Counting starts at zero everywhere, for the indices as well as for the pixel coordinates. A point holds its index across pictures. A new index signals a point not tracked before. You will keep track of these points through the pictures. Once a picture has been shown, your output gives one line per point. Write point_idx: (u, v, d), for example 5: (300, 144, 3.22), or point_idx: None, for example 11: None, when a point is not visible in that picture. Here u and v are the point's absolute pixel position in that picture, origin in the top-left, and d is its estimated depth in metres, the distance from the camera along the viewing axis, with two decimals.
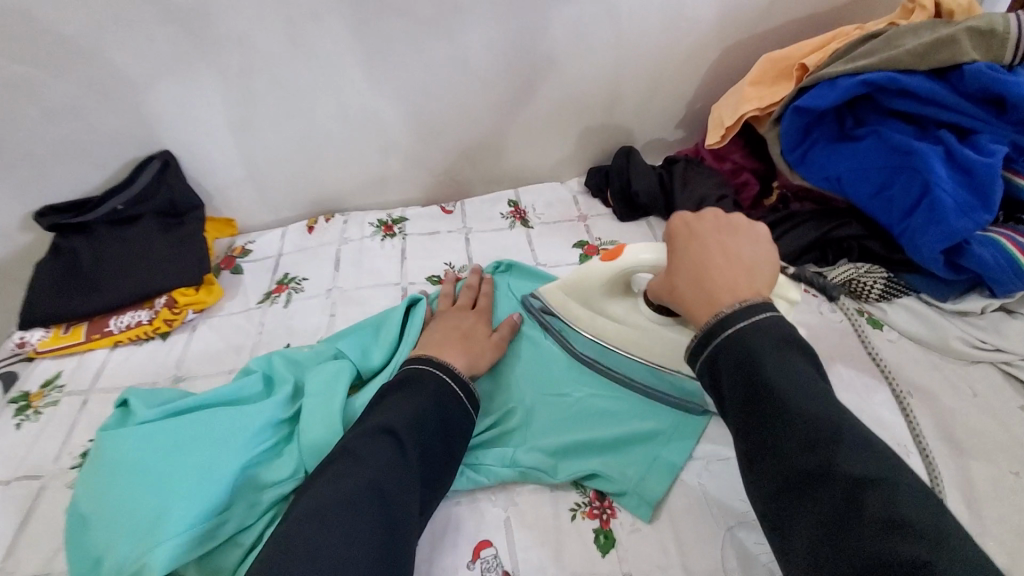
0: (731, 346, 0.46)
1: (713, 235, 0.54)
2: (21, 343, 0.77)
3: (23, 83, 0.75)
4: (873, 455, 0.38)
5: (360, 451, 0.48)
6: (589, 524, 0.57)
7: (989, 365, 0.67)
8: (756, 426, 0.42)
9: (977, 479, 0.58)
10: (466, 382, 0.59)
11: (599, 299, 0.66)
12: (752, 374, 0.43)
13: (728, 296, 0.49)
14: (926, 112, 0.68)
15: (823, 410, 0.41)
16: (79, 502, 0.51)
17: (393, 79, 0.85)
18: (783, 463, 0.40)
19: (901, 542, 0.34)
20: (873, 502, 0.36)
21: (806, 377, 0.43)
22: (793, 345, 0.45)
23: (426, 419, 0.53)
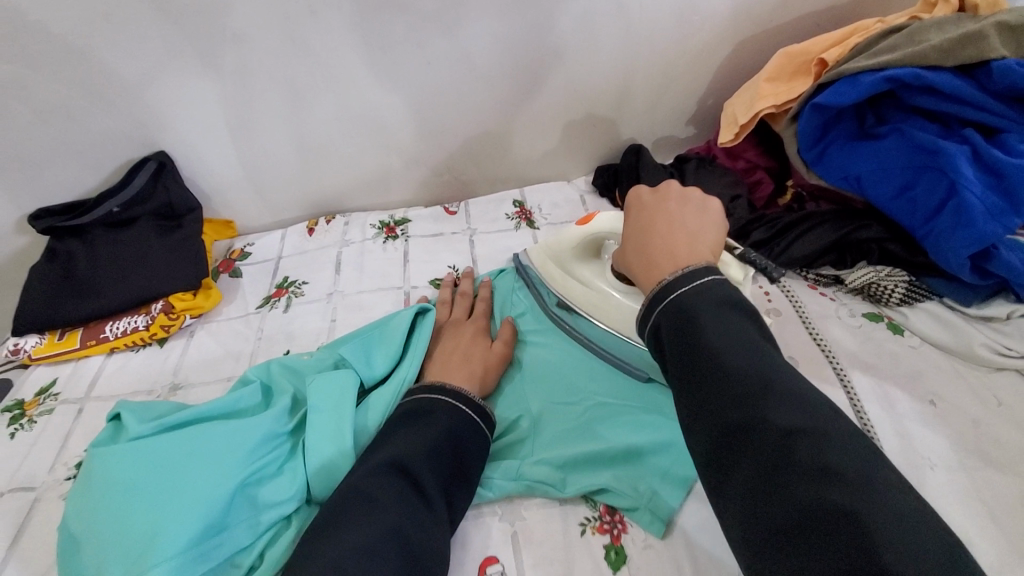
0: (669, 305, 0.42)
1: (660, 208, 0.52)
2: (15, 350, 0.75)
3: (13, 83, 0.72)
4: (806, 403, 0.34)
5: (373, 490, 0.46)
6: (599, 540, 0.54)
7: (1016, 373, 0.64)
8: (688, 381, 0.38)
9: (1007, 494, 0.55)
10: (477, 403, 0.58)
11: (573, 262, 0.72)
12: (689, 337, 0.39)
13: (668, 266, 0.46)
14: (951, 109, 0.65)
15: (756, 359, 0.37)
16: (69, 522, 0.49)
17: (394, 76, 0.82)
18: (715, 418, 0.36)
19: (829, 492, 0.31)
20: (805, 453, 0.32)
21: (742, 327, 0.39)
22: (734, 302, 0.41)
23: (438, 451, 0.51)
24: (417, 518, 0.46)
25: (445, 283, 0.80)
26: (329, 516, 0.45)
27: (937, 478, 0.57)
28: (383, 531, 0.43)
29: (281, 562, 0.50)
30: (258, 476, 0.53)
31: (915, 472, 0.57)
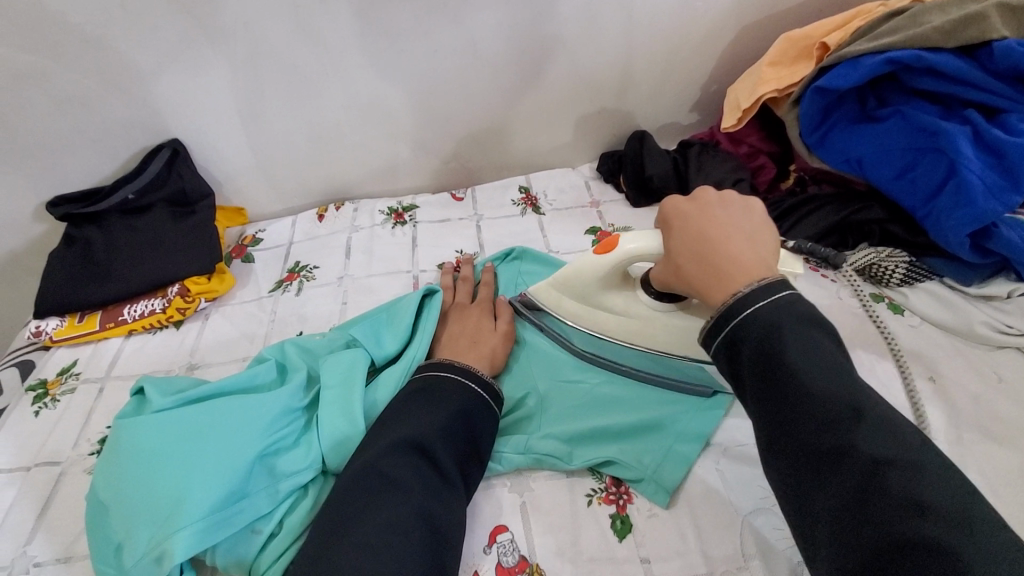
0: (744, 322, 0.42)
1: (708, 216, 0.51)
2: (37, 332, 0.78)
3: (31, 72, 0.74)
4: (897, 433, 0.36)
5: (394, 469, 0.48)
6: (606, 509, 0.56)
7: (1015, 350, 0.65)
8: (770, 401, 0.39)
9: (1004, 465, 0.57)
10: (484, 379, 0.59)
11: (597, 293, 0.64)
12: (772, 358, 0.40)
13: (742, 276, 0.45)
14: (952, 91, 0.66)
15: (843, 386, 0.38)
16: (96, 489, 0.51)
17: (401, 64, 0.84)
18: (801, 440, 0.38)
19: (924, 523, 0.32)
20: (896, 483, 0.34)
21: (827, 350, 0.40)
22: (814, 322, 0.41)
23: (452, 428, 0.53)
24: (436, 492, 0.48)
25: (448, 273, 0.80)
26: (352, 489, 0.47)
27: None
28: (406, 508, 0.46)
29: (299, 529, 0.52)
30: (275, 447, 0.55)
31: None
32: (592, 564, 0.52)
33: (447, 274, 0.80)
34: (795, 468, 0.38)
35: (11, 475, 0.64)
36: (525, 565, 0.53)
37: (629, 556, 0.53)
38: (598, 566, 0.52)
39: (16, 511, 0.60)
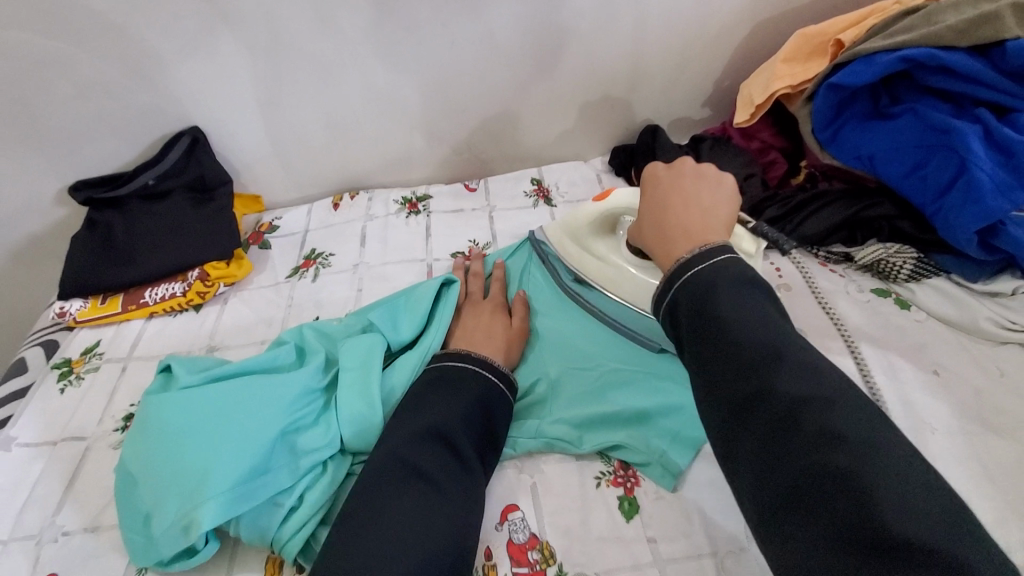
0: (687, 284, 0.45)
1: (676, 185, 0.55)
2: (61, 313, 0.79)
3: (57, 58, 0.76)
4: (817, 373, 0.37)
5: (420, 460, 0.50)
6: (614, 491, 0.58)
7: (1019, 346, 0.66)
8: (702, 355, 0.41)
9: (1005, 456, 0.58)
10: (499, 369, 0.61)
11: (588, 237, 0.76)
12: (705, 311, 0.42)
13: (685, 244, 0.48)
14: (964, 89, 0.67)
15: (768, 333, 0.39)
16: (126, 463, 0.53)
17: (417, 54, 0.85)
18: (729, 386, 0.39)
19: (836, 457, 0.33)
20: (812, 421, 0.34)
21: (755, 301, 0.41)
22: (748, 278, 0.43)
23: (471, 417, 0.55)
24: (459, 480, 0.50)
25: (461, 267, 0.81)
26: (379, 476, 0.49)
27: (937, 440, 0.59)
28: (434, 498, 0.48)
29: (321, 505, 0.54)
30: (296, 426, 0.56)
31: (917, 434, 0.60)
32: (600, 543, 0.54)
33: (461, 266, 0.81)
34: (725, 415, 0.39)
35: (38, 449, 0.66)
36: (535, 542, 0.54)
37: (637, 536, 0.54)
38: (606, 545, 0.54)
39: (44, 484, 0.62)
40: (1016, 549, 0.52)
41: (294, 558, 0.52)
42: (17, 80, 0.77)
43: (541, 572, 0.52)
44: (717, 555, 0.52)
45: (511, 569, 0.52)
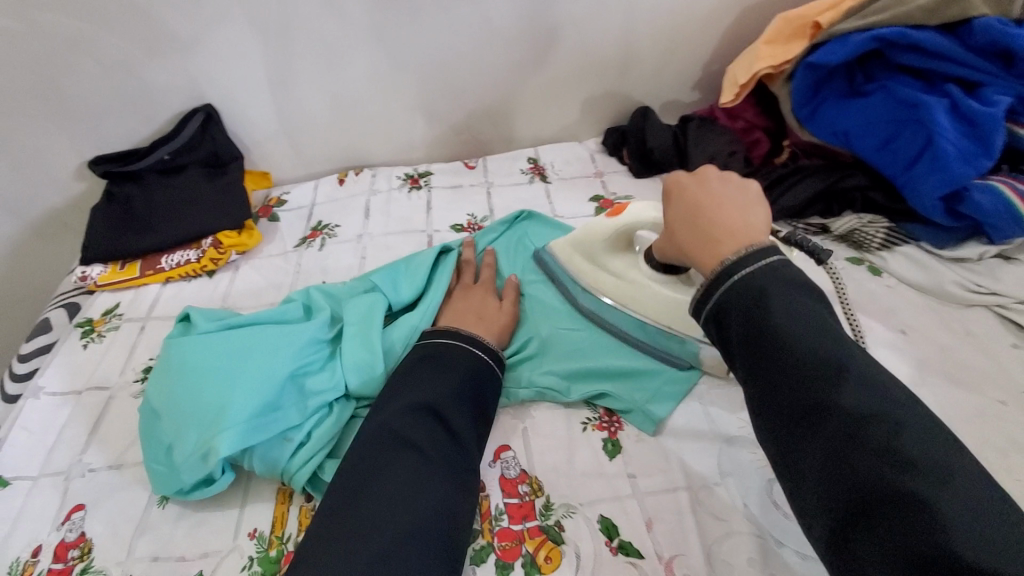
0: (733, 286, 0.44)
1: (706, 187, 0.53)
2: (82, 278, 0.84)
3: (81, 37, 0.81)
4: (878, 388, 0.37)
5: (414, 434, 0.53)
6: (599, 434, 0.62)
7: (983, 308, 0.70)
8: (756, 364, 0.41)
9: (963, 404, 0.62)
10: (484, 344, 0.64)
11: (603, 255, 0.71)
12: (757, 320, 0.42)
13: (732, 245, 0.47)
14: (933, 66, 0.71)
15: (828, 345, 0.39)
16: (150, 399, 0.58)
17: (419, 36, 0.89)
18: (788, 399, 0.39)
19: (905, 477, 0.34)
20: (877, 438, 0.35)
21: (814, 309, 0.41)
22: (802, 284, 0.43)
23: (463, 393, 0.58)
24: (451, 454, 0.53)
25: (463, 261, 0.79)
26: (376, 445, 0.52)
27: None
28: (430, 470, 0.51)
29: (326, 441, 0.58)
30: (304, 370, 0.61)
31: None
32: (585, 479, 0.58)
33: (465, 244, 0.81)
34: (784, 427, 0.40)
35: (64, 397, 0.70)
36: (525, 478, 0.59)
37: (619, 472, 0.58)
38: (590, 480, 0.58)
39: (71, 428, 0.67)
40: None
41: (303, 486, 0.56)
42: (44, 57, 0.82)
43: (530, 503, 0.56)
44: (692, 488, 0.57)
45: (502, 500, 0.57)
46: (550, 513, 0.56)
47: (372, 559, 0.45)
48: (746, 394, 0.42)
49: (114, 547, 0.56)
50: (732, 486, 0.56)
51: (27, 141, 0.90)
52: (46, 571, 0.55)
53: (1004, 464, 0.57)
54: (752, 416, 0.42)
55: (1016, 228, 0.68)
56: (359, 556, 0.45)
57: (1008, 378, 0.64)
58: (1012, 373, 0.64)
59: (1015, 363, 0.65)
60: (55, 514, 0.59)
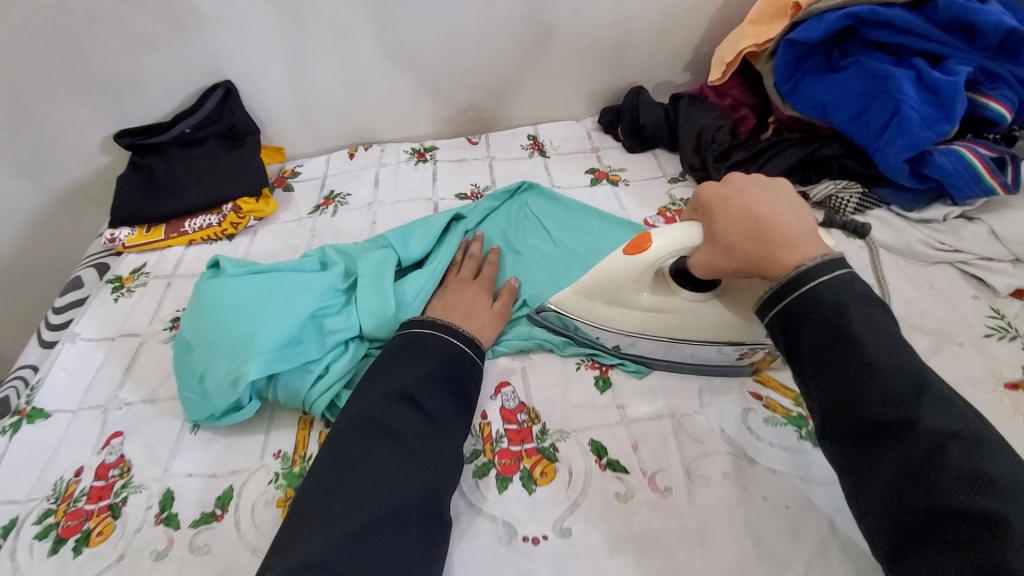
0: (805, 296, 0.47)
1: (754, 197, 0.55)
2: (111, 239, 0.90)
3: (112, 15, 0.87)
4: (957, 410, 0.40)
5: (387, 419, 0.54)
6: (591, 372, 0.68)
7: (946, 264, 0.77)
8: (828, 374, 0.44)
9: (924, 347, 0.68)
10: (461, 334, 0.63)
11: (632, 295, 0.64)
12: (834, 333, 0.45)
13: (810, 251, 0.50)
14: (902, 41, 0.77)
15: (907, 363, 0.43)
16: (184, 333, 0.65)
17: (427, 17, 0.95)
18: (862, 410, 0.42)
19: (985, 495, 0.36)
20: (958, 457, 0.38)
21: (887, 327, 0.45)
22: (872, 299, 0.46)
23: (437, 377, 0.58)
24: (429, 435, 0.54)
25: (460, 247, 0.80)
26: (350, 435, 0.53)
27: None
28: (404, 453, 0.52)
29: (342, 374, 0.64)
30: (322, 311, 0.67)
31: None
32: (577, 409, 0.64)
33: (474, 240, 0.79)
34: (855, 435, 0.43)
35: (99, 343, 0.76)
36: (524, 408, 0.64)
37: (609, 403, 0.64)
38: (582, 410, 0.64)
39: (106, 369, 0.72)
40: None
41: (321, 413, 0.62)
42: (74, 33, 0.88)
43: (527, 428, 0.62)
44: (674, 416, 0.63)
45: (502, 426, 0.63)
46: (545, 436, 0.62)
47: (350, 536, 0.46)
48: (815, 404, 0.46)
49: (152, 466, 0.61)
50: (711, 413, 0.62)
51: (54, 114, 0.95)
52: (89, 487, 0.60)
53: (959, 397, 0.63)
54: (819, 422, 0.46)
55: (975, 187, 0.74)
56: (337, 536, 0.46)
57: (967, 325, 0.70)
58: (970, 320, 0.70)
59: (973, 312, 0.71)
60: (95, 441, 0.65)
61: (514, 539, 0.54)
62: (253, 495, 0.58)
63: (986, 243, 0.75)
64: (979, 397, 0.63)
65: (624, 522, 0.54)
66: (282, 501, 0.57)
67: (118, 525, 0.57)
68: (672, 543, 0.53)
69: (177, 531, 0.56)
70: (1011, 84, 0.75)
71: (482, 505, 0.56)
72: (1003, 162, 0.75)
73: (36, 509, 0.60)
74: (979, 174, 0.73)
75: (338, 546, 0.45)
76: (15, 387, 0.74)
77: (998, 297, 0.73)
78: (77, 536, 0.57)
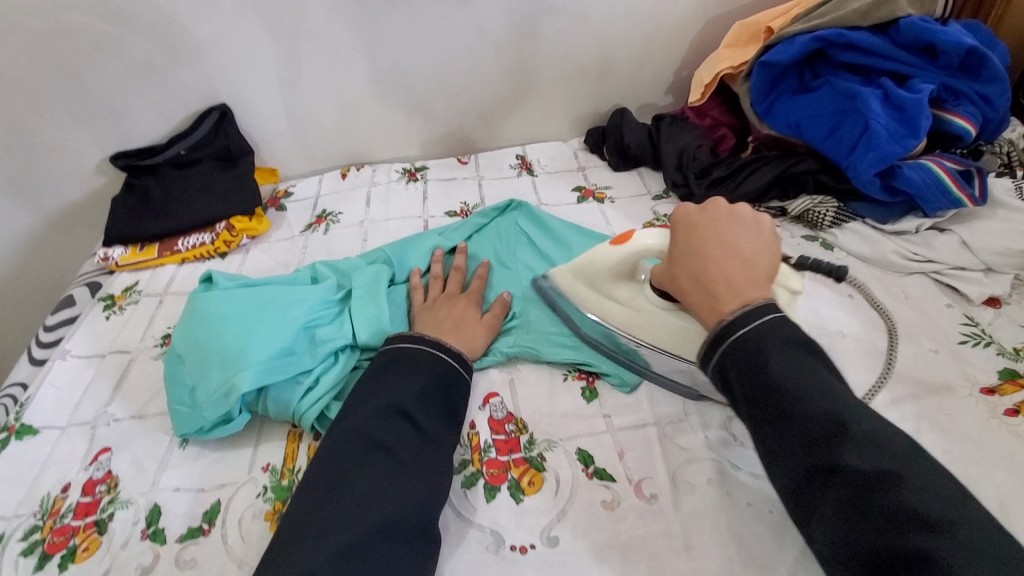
0: (732, 345, 0.46)
1: (711, 233, 0.54)
2: (105, 258, 0.91)
3: (112, 41, 0.90)
4: (881, 448, 0.40)
5: (382, 435, 0.54)
6: (578, 383, 0.68)
7: (922, 274, 0.79)
8: (764, 421, 0.44)
9: (902, 354, 0.70)
10: (454, 349, 0.64)
11: (607, 283, 0.66)
12: (760, 379, 0.44)
13: (732, 301, 0.49)
14: (869, 62, 0.82)
15: (831, 402, 0.42)
16: (176, 345, 0.66)
17: (418, 42, 0.99)
18: (798, 459, 0.42)
19: (919, 538, 0.36)
20: (889, 497, 0.38)
21: (812, 369, 0.44)
22: (798, 339, 0.45)
23: (428, 395, 0.59)
24: (423, 453, 0.54)
25: (433, 261, 0.79)
26: (342, 451, 0.53)
27: (848, 341, 0.71)
28: (397, 470, 0.52)
29: (334, 384, 0.64)
30: (315, 322, 0.68)
31: (829, 338, 0.72)
32: (565, 419, 0.65)
33: (440, 253, 0.80)
34: (796, 484, 0.42)
35: (89, 359, 0.77)
36: (512, 418, 0.65)
37: (595, 413, 0.65)
38: (570, 419, 0.65)
39: (95, 385, 0.73)
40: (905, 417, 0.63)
41: (312, 424, 0.62)
42: (74, 58, 0.90)
43: (515, 438, 0.63)
44: (659, 424, 0.63)
45: (490, 436, 0.63)
46: (533, 446, 0.62)
47: (337, 553, 0.46)
48: (756, 452, 0.45)
49: (140, 480, 0.61)
50: (696, 422, 0.63)
51: (53, 136, 0.97)
52: (76, 503, 0.60)
53: (936, 402, 0.65)
54: (765, 471, 0.45)
55: (943, 199, 0.77)
56: (323, 551, 0.45)
57: (941, 332, 0.72)
58: (945, 329, 0.72)
59: (948, 320, 0.73)
60: (83, 456, 0.65)
61: (502, 548, 0.54)
62: (240, 509, 0.58)
63: (958, 254, 0.78)
64: (954, 401, 0.65)
65: (610, 529, 0.55)
66: (270, 514, 0.57)
67: (104, 540, 0.57)
68: (658, 549, 0.53)
69: (162, 546, 0.56)
70: (974, 101, 0.79)
71: (470, 515, 0.57)
72: (970, 174, 0.78)
73: (22, 525, 0.59)
74: (946, 187, 0.77)
75: (325, 562, 0.45)
76: (5, 404, 0.75)
77: (971, 305, 0.75)
78: (63, 552, 0.56)
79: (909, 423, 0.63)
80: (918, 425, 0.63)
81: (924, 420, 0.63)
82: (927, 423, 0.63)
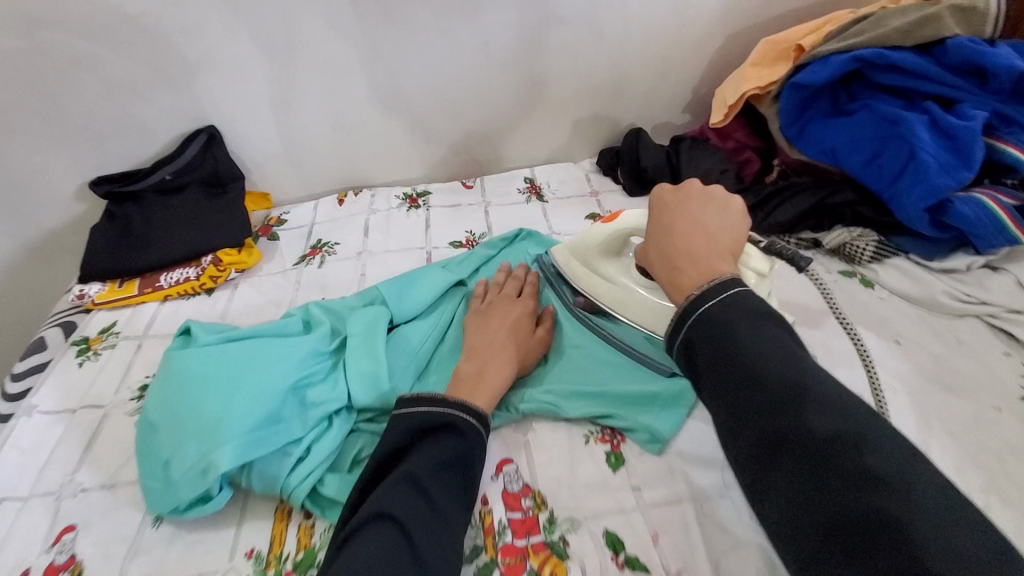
0: (696, 317, 0.45)
1: (682, 212, 0.54)
2: (80, 296, 0.84)
3: (88, 59, 0.83)
4: (843, 412, 0.37)
5: (398, 518, 0.46)
6: (601, 447, 0.61)
7: (975, 318, 0.72)
8: (722, 386, 0.42)
9: (961, 412, 0.63)
10: (479, 411, 0.56)
11: (596, 258, 0.72)
12: (720, 341, 0.43)
13: (694, 273, 0.48)
14: (912, 85, 0.75)
15: (792, 366, 0.40)
16: (148, 412, 0.58)
17: (420, 59, 0.92)
18: (755, 424, 0.39)
19: (876, 499, 0.32)
20: (846, 459, 0.34)
21: (775, 337, 0.42)
22: (766, 313, 0.43)
23: (450, 468, 0.51)
24: (442, 542, 0.47)
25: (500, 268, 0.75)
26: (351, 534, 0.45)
27: (898, 397, 0.64)
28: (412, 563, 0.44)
29: (327, 455, 0.57)
30: (305, 381, 0.61)
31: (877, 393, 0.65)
32: (588, 491, 0.57)
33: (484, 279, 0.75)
34: (754, 453, 0.39)
35: (58, 416, 0.69)
36: (529, 491, 0.58)
37: (621, 484, 0.58)
38: (594, 492, 0.57)
39: (63, 447, 0.65)
40: (971, 490, 0.56)
41: (303, 503, 0.55)
42: (48, 79, 0.83)
43: (533, 516, 0.56)
44: (695, 499, 0.56)
45: (505, 514, 0.56)
46: (554, 527, 0.55)
47: None
48: (715, 422, 0.42)
49: (106, 567, 0.54)
50: (737, 497, 0.56)
51: (26, 162, 0.90)
52: None
53: (1004, 471, 0.58)
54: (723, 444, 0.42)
55: (999, 237, 0.70)
56: None
57: (1002, 386, 0.65)
58: (1007, 382, 0.65)
59: (1009, 372, 0.66)
60: (44, 535, 0.57)
61: None
62: None
63: (1014, 296, 0.71)
64: None
65: None
66: None
67: None
68: None
69: None
70: None
71: None
72: None
73: None
74: (1003, 224, 0.70)
75: None
76: None
77: None
78: None
79: (977, 498, 0.56)
80: (986, 500, 0.55)
81: (993, 494, 0.56)
82: (996, 498, 0.56)
